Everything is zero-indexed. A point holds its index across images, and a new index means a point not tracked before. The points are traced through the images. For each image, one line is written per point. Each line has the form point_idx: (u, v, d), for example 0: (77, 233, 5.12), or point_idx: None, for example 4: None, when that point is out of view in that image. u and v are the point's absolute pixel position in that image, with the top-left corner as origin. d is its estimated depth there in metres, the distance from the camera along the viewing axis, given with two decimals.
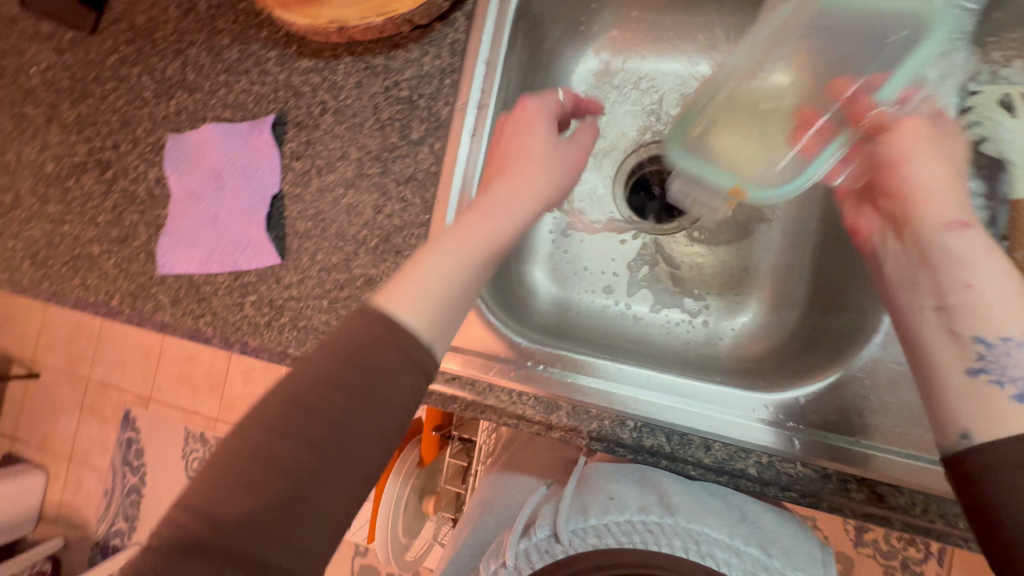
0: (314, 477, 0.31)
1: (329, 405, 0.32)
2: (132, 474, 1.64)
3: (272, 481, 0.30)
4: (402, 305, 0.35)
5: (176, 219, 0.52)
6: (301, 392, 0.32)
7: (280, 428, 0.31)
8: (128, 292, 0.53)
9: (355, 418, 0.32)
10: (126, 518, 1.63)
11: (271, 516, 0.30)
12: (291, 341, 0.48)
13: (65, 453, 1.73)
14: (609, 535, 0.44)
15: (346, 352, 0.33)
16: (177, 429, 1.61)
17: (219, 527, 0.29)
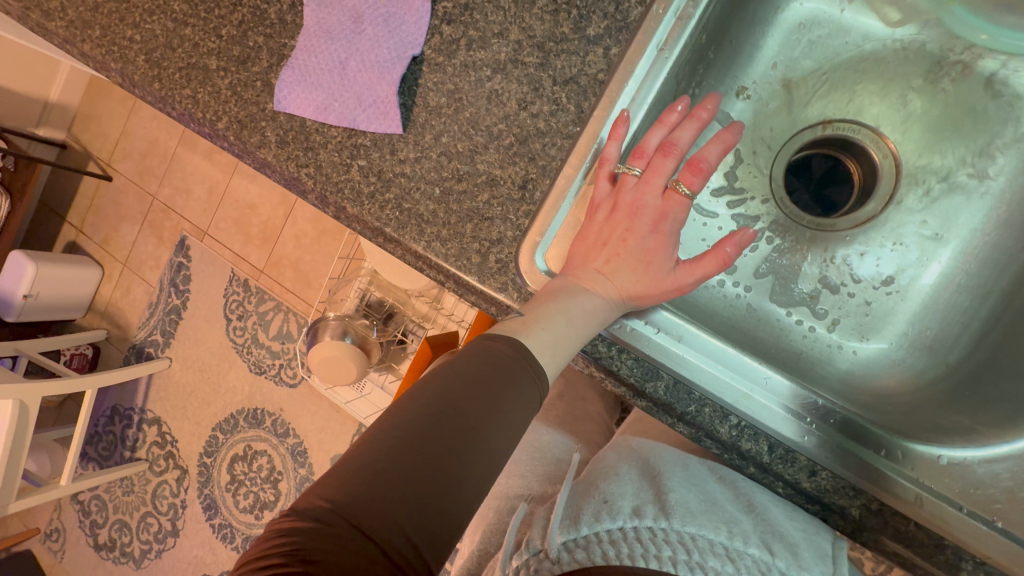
0: (462, 455, 0.31)
1: (475, 395, 0.33)
2: (177, 296, 1.74)
3: (423, 460, 0.30)
4: (537, 323, 0.36)
5: (302, 54, 0.48)
6: (444, 388, 0.33)
7: (420, 420, 0.32)
8: (236, 120, 0.50)
9: (488, 413, 0.33)
10: (163, 333, 1.75)
11: (424, 499, 0.29)
12: (390, 219, 0.45)
13: (121, 257, 1.84)
14: (597, 546, 0.37)
15: (483, 359, 0.35)
16: (224, 269, 1.68)
17: (375, 506, 0.28)
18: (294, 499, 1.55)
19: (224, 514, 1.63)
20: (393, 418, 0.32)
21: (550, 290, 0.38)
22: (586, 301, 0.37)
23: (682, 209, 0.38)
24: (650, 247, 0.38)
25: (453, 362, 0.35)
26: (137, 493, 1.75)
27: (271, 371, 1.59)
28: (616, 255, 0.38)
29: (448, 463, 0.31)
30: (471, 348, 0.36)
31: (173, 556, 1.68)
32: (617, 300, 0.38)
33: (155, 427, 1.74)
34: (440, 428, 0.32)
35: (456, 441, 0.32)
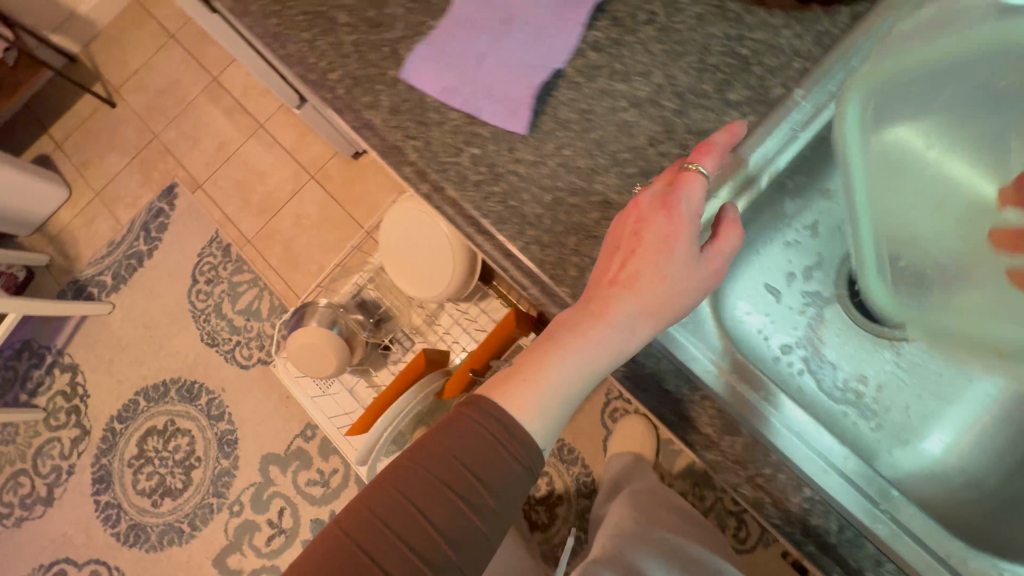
0: (450, 540, 0.36)
1: (462, 483, 0.36)
2: (144, 242, 1.61)
3: (409, 546, 0.35)
4: (524, 397, 0.38)
5: (443, 37, 0.48)
6: (432, 474, 0.37)
7: (409, 507, 0.36)
8: (351, 76, 0.50)
9: (473, 498, 0.36)
10: (114, 275, 1.59)
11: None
12: (493, 212, 0.44)
13: (94, 186, 1.70)
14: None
15: (470, 438, 0.37)
16: (207, 228, 1.58)
17: None
18: (203, 492, 1.39)
19: (116, 492, 1.44)
20: (384, 499, 0.36)
21: (559, 330, 0.39)
22: (581, 360, 0.38)
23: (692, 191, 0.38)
24: (658, 273, 0.38)
25: (443, 439, 0.38)
26: (18, 445, 1.52)
27: (224, 346, 1.47)
28: (634, 253, 0.38)
29: (435, 547, 0.35)
30: (461, 422, 0.38)
31: (36, 528, 1.45)
32: (632, 317, 0.37)
33: (66, 375, 1.55)
34: (425, 515, 0.36)
35: (440, 517, 0.36)
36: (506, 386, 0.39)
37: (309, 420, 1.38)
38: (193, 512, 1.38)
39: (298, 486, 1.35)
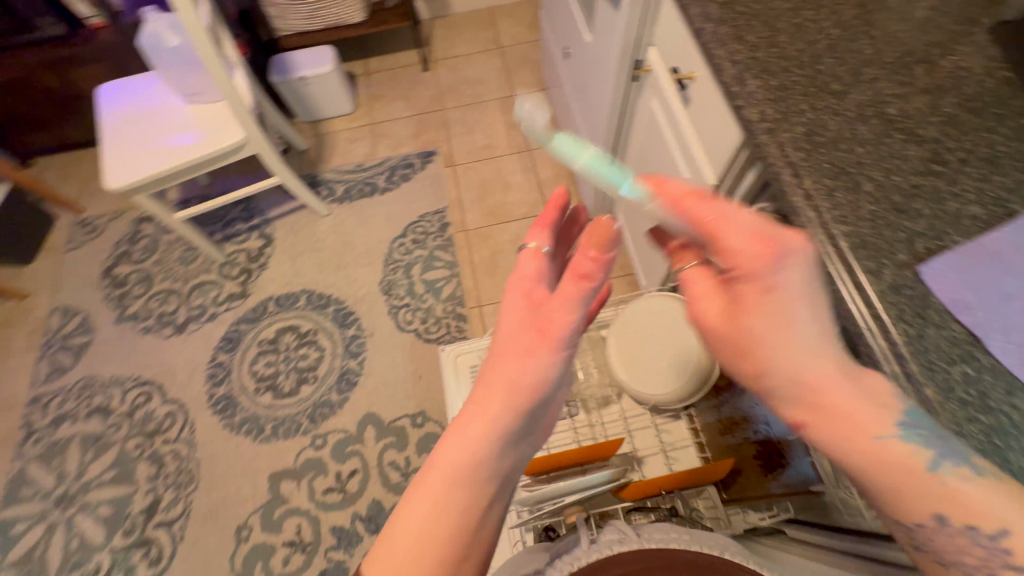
0: (468, 499, 0.46)
1: (465, 468, 0.47)
2: (383, 180, 1.78)
3: (442, 522, 0.45)
4: (480, 401, 0.50)
5: (972, 258, 0.50)
6: (443, 482, 0.46)
7: (436, 506, 0.46)
8: (859, 238, 0.53)
9: (476, 472, 0.47)
10: (346, 190, 1.77)
11: (445, 543, 0.45)
12: (972, 437, 0.44)
13: (373, 116, 1.93)
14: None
15: (455, 448, 0.47)
16: (438, 200, 1.73)
17: (419, 566, 0.43)
18: (299, 409, 1.43)
19: (235, 358, 1.52)
20: (407, 519, 0.45)
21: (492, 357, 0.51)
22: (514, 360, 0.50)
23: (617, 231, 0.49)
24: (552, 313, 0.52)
25: (439, 461, 0.47)
26: (191, 269, 1.68)
27: (395, 300, 1.56)
28: (517, 298, 0.53)
29: (457, 510, 0.46)
30: (447, 447, 0.48)
31: (156, 345, 1.56)
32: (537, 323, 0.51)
33: (261, 241, 1.70)
34: (447, 500, 0.46)
35: (463, 488, 0.46)
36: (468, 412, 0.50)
37: (426, 410, 1.40)
38: (281, 420, 1.41)
39: (381, 461, 1.35)
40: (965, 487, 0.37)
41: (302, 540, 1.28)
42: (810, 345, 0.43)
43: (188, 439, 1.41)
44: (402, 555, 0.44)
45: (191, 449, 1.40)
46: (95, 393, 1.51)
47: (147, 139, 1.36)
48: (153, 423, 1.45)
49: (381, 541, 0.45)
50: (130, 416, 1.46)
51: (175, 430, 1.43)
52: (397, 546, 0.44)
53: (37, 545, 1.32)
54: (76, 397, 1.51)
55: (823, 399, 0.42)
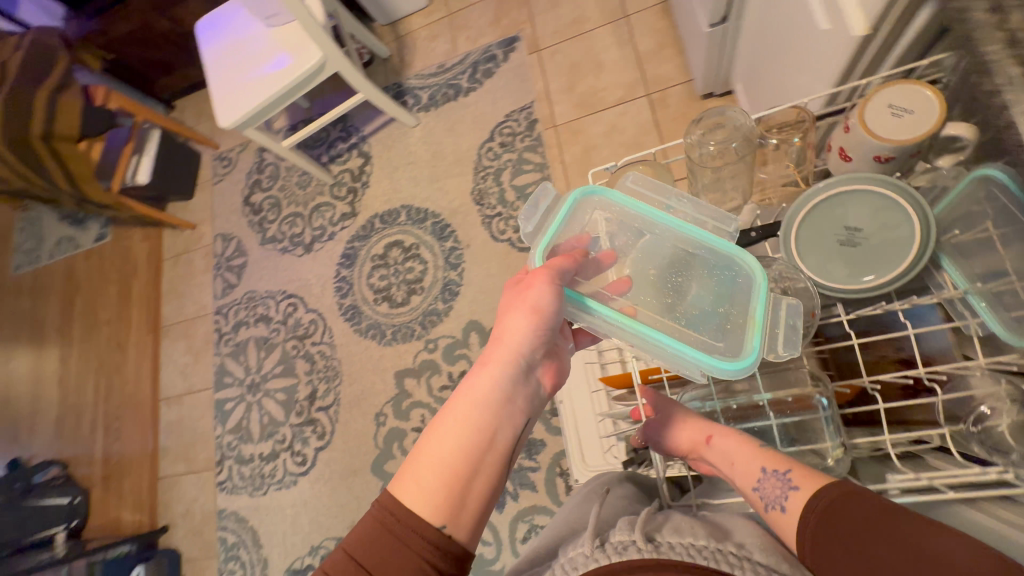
0: (478, 460, 0.54)
1: (471, 438, 0.54)
2: (466, 79, 1.67)
3: (454, 478, 0.53)
4: (481, 386, 0.57)
5: None
6: (453, 450, 0.54)
7: (447, 467, 0.53)
8: None
9: (482, 437, 0.55)
10: (431, 96, 1.71)
11: (458, 491, 0.52)
12: None
13: (450, 6, 1.76)
14: (692, 557, 0.53)
15: (459, 422, 0.55)
16: (524, 95, 1.58)
17: (439, 510, 0.51)
18: (411, 316, 1.57)
19: (354, 273, 1.69)
20: (420, 482, 0.52)
21: (489, 352, 0.60)
22: (509, 350, 0.59)
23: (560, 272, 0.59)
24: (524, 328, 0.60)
25: (443, 436, 0.55)
26: (307, 193, 1.83)
27: (487, 209, 1.54)
28: (510, 310, 0.60)
29: (465, 471, 0.53)
30: (453, 421, 0.55)
31: (293, 262, 1.79)
32: (534, 320, 0.59)
33: (361, 159, 1.77)
34: (458, 465, 0.53)
35: (471, 449, 0.54)
36: (469, 391, 0.57)
37: None
38: (398, 326, 1.57)
39: None
40: (758, 466, 0.61)
41: None
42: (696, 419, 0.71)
43: (329, 342, 1.66)
44: (422, 506, 0.51)
45: (333, 350, 1.65)
46: (257, 304, 1.82)
47: (244, 70, 1.42)
48: (302, 328, 1.72)
49: (395, 497, 0.52)
50: (285, 322, 1.75)
51: (318, 334, 1.68)
52: (411, 502, 0.51)
53: (242, 417, 1.73)
54: (245, 307, 1.84)
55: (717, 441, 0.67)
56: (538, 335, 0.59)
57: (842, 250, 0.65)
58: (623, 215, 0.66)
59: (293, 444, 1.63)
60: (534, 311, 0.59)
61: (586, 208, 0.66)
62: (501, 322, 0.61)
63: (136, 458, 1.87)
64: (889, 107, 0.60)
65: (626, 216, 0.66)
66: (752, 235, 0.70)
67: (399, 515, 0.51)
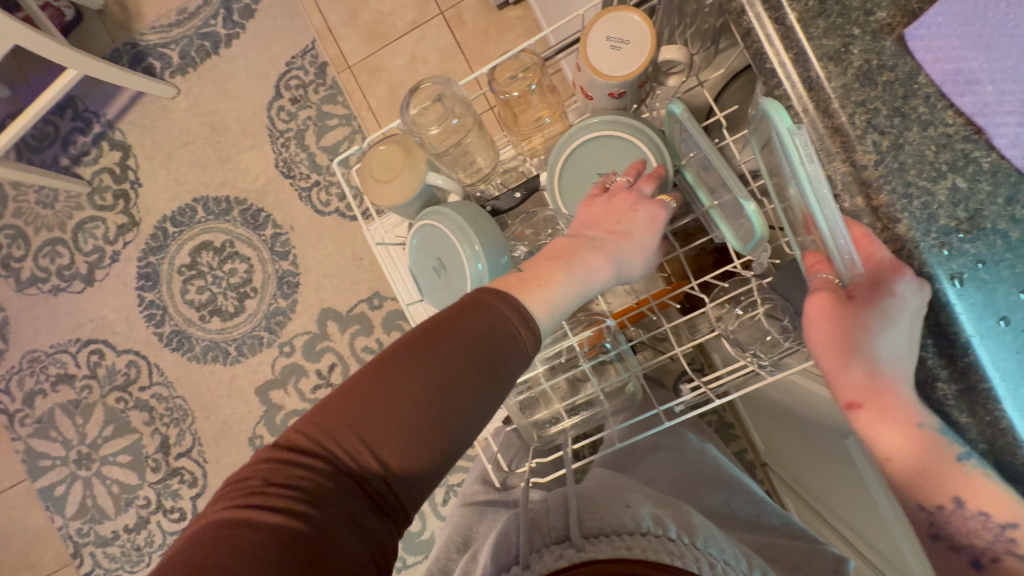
0: (386, 469, 0.42)
1: (409, 431, 0.43)
2: (222, 24, 1.34)
3: (356, 479, 0.41)
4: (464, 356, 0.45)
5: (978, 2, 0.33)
6: (381, 435, 0.42)
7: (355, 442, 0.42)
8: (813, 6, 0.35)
9: (434, 424, 0.43)
10: (183, 54, 1.35)
11: (347, 490, 0.40)
12: (954, 270, 0.33)
13: None
14: (628, 550, 0.44)
15: (405, 398, 0.43)
16: (301, 34, 1.32)
17: (310, 503, 0.39)
18: (253, 324, 1.36)
19: (163, 293, 1.39)
20: (304, 456, 0.41)
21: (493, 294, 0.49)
22: (503, 319, 0.47)
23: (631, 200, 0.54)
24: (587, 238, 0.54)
25: (377, 405, 0.43)
26: (58, 211, 1.42)
27: (301, 181, 1.33)
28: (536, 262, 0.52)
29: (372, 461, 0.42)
30: (408, 386, 0.43)
31: (75, 302, 1.42)
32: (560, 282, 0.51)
33: (118, 153, 1.39)
34: (369, 445, 0.42)
35: (398, 435, 0.42)
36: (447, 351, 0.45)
37: (379, 290, 1.32)
38: (241, 339, 1.36)
39: (354, 349, 1.33)
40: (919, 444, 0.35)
41: None
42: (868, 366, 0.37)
43: (162, 381, 1.40)
44: (284, 491, 0.39)
45: (171, 388, 1.39)
46: (47, 365, 1.44)
47: None
48: (121, 375, 1.41)
49: (266, 459, 0.41)
50: (95, 375, 1.42)
51: (144, 376, 1.40)
52: (271, 478, 0.39)
53: (84, 498, 1.44)
54: (31, 372, 1.45)
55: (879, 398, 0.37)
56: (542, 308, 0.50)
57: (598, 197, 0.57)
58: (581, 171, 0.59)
59: (162, 503, 1.41)
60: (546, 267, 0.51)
61: (583, 139, 0.57)
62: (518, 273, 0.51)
63: None
64: (608, 40, 0.51)
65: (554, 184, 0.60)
66: (517, 196, 0.61)
67: (256, 487, 0.39)
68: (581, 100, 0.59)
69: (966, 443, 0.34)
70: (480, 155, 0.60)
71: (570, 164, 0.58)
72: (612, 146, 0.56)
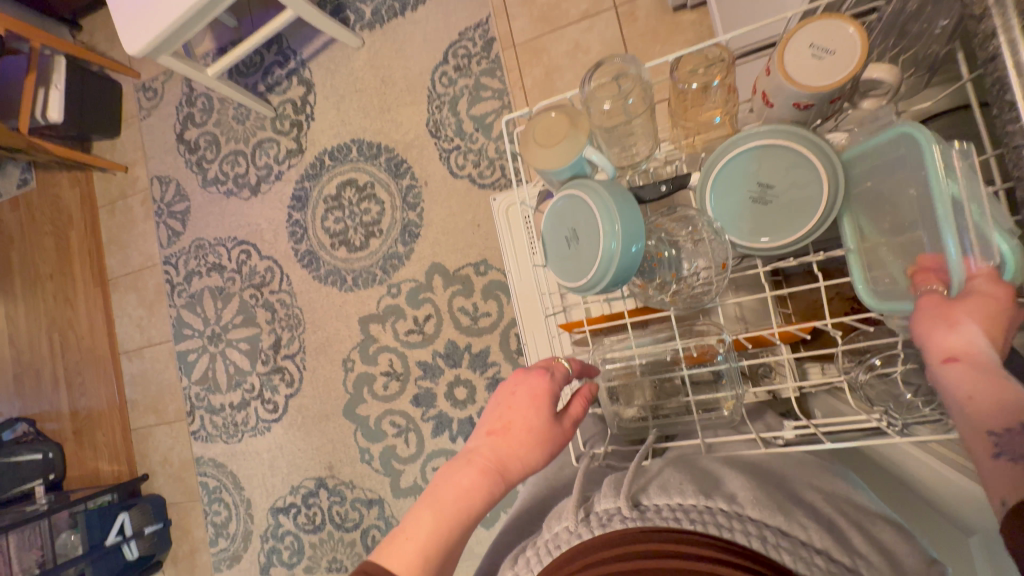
0: None
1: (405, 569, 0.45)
2: None
3: None
4: (444, 504, 0.48)
5: None
6: None
7: None
8: None
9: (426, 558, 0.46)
10: (374, 12, 1.51)
11: None
12: None
13: None
14: (678, 522, 0.47)
15: (400, 553, 0.46)
16: (479, 8, 1.41)
17: None
18: (372, 261, 1.50)
19: (307, 216, 1.58)
20: None
21: (453, 467, 0.51)
22: (466, 468, 0.51)
23: (562, 365, 0.58)
24: (534, 388, 0.55)
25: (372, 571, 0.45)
26: (246, 128, 1.66)
27: (444, 143, 1.43)
28: (497, 421, 0.54)
29: None
30: (405, 548, 0.46)
31: (240, 206, 1.67)
32: (523, 439, 0.52)
33: (303, 88, 1.59)
34: None
35: None
36: (427, 508, 0.48)
37: (488, 258, 1.39)
38: (359, 271, 1.51)
39: (451, 306, 1.42)
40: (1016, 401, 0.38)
41: (395, 370, 1.47)
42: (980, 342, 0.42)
43: (287, 290, 1.60)
44: None
45: (293, 298, 1.59)
46: (207, 253, 1.72)
47: None
48: (258, 276, 1.64)
49: None
50: (239, 271, 1.66)
51: (276, 282, 1.61)
52: None
53: (207, 368, 1.70)
54: (194, 256, 1.73)
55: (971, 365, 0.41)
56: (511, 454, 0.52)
57: (750, 208, 0.57)
58: (738, 175, 0.57)
59: (262, 393, 1.62)
60: (510, 424, 0.53)
61: (750, 143, 0.55)
62: (474, 438, 0.54)
63: (104, 413, 1.84)
64: (810, 47, 0.50)
65: (706, 182, 0.58)
66: (663, 189, 0.61)
67: None
68: (758, 106, 0.58)
69: None
70: (640, 142, 0.62)
71: (729, 164, 0.57)
72: (780, 157, 0.54)
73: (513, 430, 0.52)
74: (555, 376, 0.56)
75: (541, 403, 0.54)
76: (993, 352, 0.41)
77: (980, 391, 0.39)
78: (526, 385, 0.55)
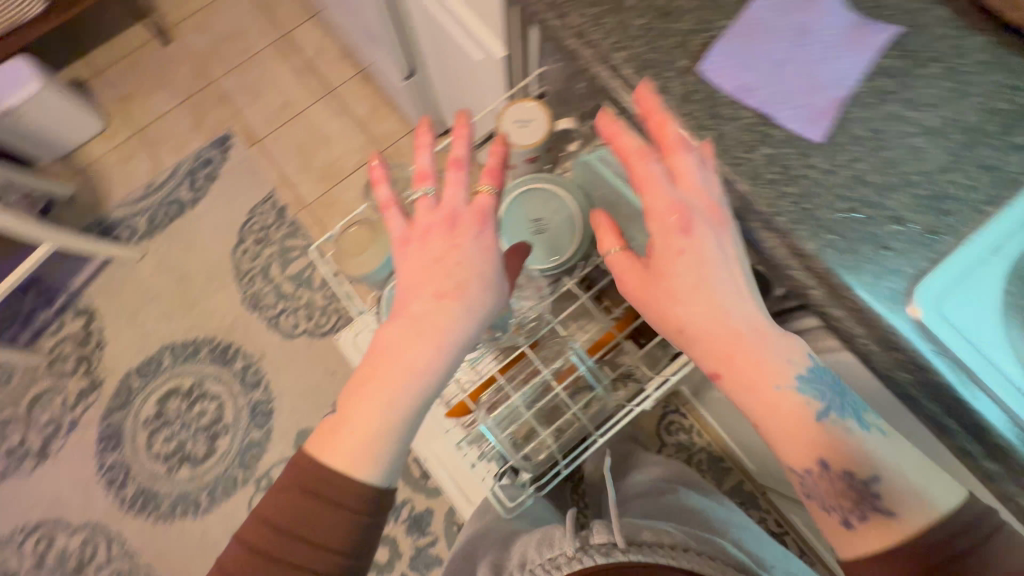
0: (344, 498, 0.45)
1: (352, 469, 0.45)
2: (188, 190, 1.51)
3: (328, 537, 0.45)
4: (384, 379, 0.46)
5: (741, 36, 0.50)
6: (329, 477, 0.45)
7: (312, 505, 0.45)
8: (639, 58, 0.51)
9: (376, 445, 0.45)
10: (150, 221, 1.48)
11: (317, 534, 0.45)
12: (787, 211, 0.46)
13: (135, 123, 1.58)
14: (672, 559, 0.59)
15: (349, 440, 0.45)
16: (260, 186, 1.50)
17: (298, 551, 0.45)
18: (226, 463, 1.31)
19: (126, 452, 1.33)
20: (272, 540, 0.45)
21: (385, 336, 0.47)
22: (401, 337, 0.47)
23: (492, 208, 0.51)
24: (482, 241, 0.50)
25: (323, 473, 0.45)
26: (14, 388, 1.38)
27: (268, 312, 1.40)
28: (431, 268, 0.48)
29: (331, 504, 0.45)
30: (353, 437, 0.45)
31: (24, 483, 1.32)
32: (452, 294, 0.47)
33: (83, 319, 1.42)
34: (318, 495, 0.45)
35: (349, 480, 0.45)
36: (367, 394, 0.46)
37: None
38: (213, 483, 1.29)
39: None
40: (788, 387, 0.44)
41: None
42: (724, 290, 0.45)
43: (124, 553, 1.26)
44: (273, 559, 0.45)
45: (134, 559, 1.26)
46: None
47: None
48: (74, 557, 1.27)
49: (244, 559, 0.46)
50: (43, 564, 1.27)
51: (103, 552, 1.27)
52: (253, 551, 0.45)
53: None
54: None
55: (740, 346, 0.45)
56: (446, 317, 0.47)
57: (536, 237, 0.70)
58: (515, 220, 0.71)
59: None
60: (440, 269, 0.48)
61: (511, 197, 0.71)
62: (400, 302, 0.49)
63: None
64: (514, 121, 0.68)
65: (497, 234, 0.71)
66: None
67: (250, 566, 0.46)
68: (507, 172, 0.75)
69: (818, 393, 0.44)
70: None
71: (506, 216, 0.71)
72: (536, 198, 0.70)
73: (442, 285, 0.48)
74: (486, 208, 0.51)
75: (467, 261, 0.48)
76: (726, 308, 0.45)
77: (724, 339, 0.45)
78: (455, 227, 0.49)
